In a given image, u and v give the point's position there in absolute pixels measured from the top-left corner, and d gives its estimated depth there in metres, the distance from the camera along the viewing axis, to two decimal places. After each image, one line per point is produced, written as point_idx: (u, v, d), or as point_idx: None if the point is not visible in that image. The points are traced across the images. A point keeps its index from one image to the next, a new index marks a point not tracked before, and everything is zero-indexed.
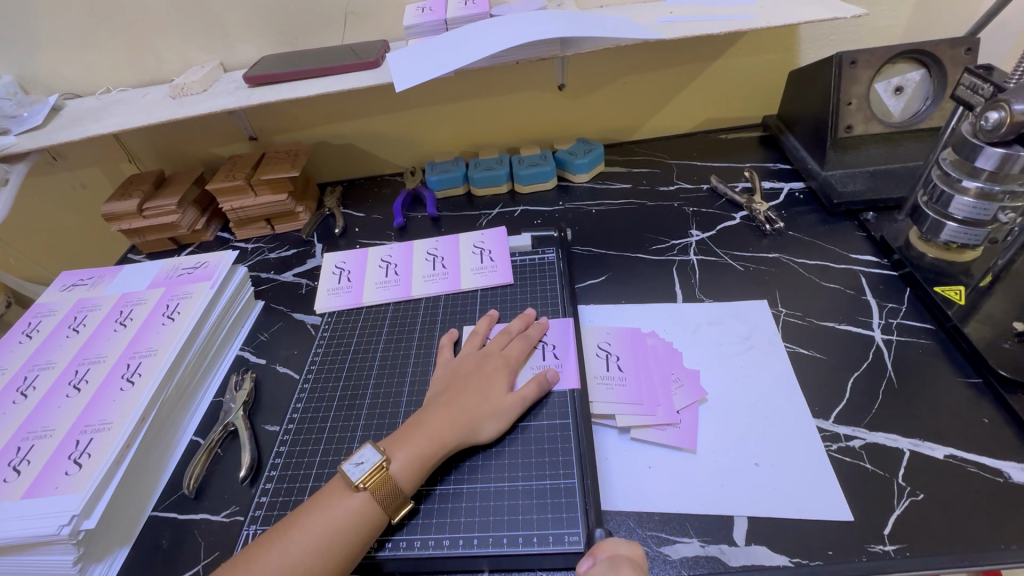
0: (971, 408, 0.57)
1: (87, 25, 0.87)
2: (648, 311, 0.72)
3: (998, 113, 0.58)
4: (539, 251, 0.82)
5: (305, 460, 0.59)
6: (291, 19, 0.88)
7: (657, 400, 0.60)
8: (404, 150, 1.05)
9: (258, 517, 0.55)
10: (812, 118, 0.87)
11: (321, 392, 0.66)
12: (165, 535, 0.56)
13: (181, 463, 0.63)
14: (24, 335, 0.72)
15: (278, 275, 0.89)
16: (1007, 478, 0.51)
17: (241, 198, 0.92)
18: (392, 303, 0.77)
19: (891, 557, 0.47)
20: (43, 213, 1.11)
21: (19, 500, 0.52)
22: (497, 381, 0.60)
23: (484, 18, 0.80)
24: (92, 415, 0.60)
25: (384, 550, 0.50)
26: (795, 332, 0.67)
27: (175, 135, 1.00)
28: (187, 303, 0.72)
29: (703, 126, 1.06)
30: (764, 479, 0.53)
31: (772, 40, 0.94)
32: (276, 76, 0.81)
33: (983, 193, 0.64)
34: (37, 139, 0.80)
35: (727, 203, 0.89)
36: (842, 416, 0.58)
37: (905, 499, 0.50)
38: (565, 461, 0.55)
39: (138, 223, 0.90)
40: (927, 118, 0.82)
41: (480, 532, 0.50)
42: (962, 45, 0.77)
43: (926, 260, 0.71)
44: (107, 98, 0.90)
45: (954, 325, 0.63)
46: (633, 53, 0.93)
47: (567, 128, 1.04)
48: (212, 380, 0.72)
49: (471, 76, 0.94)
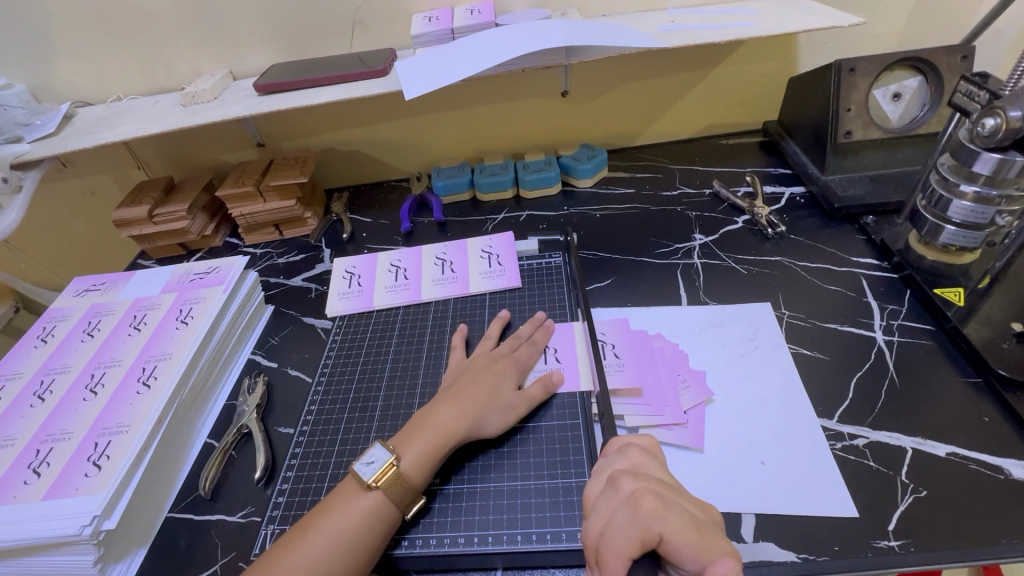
0: (972, 406, 0.58)
1: (100, 34, 0.88)
2: (654, 314, 0.74)
3: (994, 120, 0.59)
4: (546, 256, 0.84)
5: (320, 461, 0.60)
6: (300, 28, 0.89)
7: (665, 400, 0.61)
8: (410, 156, 1.07)
9: (275, 517, 0.56)
10: (812, 125, 0.89)
11: (334, 394, 0.68)
12: (182, 536, 0.57)
13: (196, 465, 0.64)
14: (39, 340, 0.73)
15: (287, 279, 0.90)
16: (1007, 475, 0.52)
17: (251, 204, 0.93)
18: (403, 306, 0.79)
19: (895, 552, 0.48)
20: (53, 220, 1.12)
21: (40, 501, 0.53)
22: (506, 379, 0.61)
23: (490, 27, 0.81)
24: (110, 418, 0.61)
25: (400, 548, 0.51)
26: (798, 334, 0.69)
27: (184, 141, 1.01)
28: (200, 308, 0.73)
29: (705, 131, 1.08)
30: (770, 478, 0.54)
31: (772, 47, 0.96)
32: (284, 85, 0.82)
33: (981, 197, 0.66)
34: (51, 147, 0.81)
35: (729, 207, 0.91)
36: (845, 415, 0.59)
37: (908, 496, 0.52)
38: (576, 460, 0.56)
39: (149, 229, 0.92)
40: (925, 124, 0.83)
41: (495, 530, 0.52)
42: (958, 52, 0.78)
43: (926, 262, 0.72)
44: (119, 106, 0.91)
45: (954, 326, 0.64)
46: (635, 60, 0.95)
47: (571, 134, 1.06)
48: (225, 383, 0.73)
49: (476, 83, 0.96)
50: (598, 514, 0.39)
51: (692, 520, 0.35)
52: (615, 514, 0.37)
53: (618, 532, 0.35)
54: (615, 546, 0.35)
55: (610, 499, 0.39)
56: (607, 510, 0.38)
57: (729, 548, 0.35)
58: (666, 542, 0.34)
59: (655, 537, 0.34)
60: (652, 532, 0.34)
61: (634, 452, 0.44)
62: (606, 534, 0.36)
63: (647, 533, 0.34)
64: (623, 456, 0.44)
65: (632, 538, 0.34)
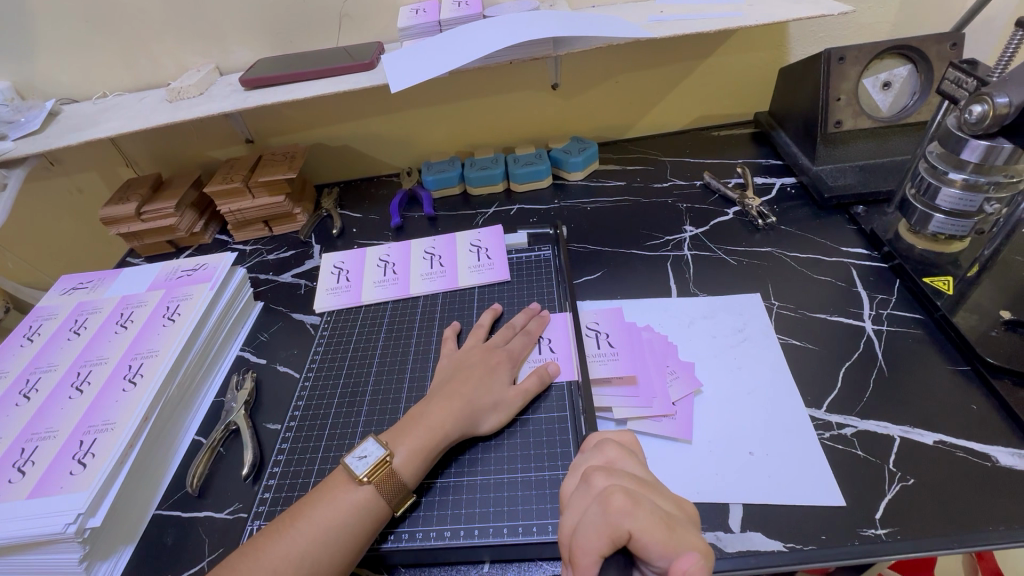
0: (960, 394, 0.58)
1: (83, 30, 0.87)
2: (645, 305, 0.73)
3: (982, 107, 0.58)
4: (535, 249, 0.83)
5: (307, 456, 0.60)
6: (286, 22, 0.88)
7: (654, 391, 0.61)
8: (400, 150, 1.06)
9: (262, 512, 0.56)
10: (802, 115, 0.88)
11: (321, 390, 0.67)
12: (169, 533, 0.57)
13: (184, 462, 0.64)
14: (25, 339, 0.73)
15: (276, 276, 0.90)
16: (995, 462, 0.52)
17: (239, 200, 0.93)
18: (391, 301, 0.78)
19: (882, 540, 0.48)
20: (43, 219, 1.12)
21: (24, 500, 0.53)
22: (499, 374, 0.61)
23: (477, 19, 0.81)
24: (96, 416, 0.60)
25: (388, 542, 0.51)
26: (787, 324, 0.68)
27: (171, 138, 1.01)
28: (187, 305, 0.73)
29: (696, 123, 1.07)
30: (758, 468, 0.54)
31: (761, 37, 0.95)
32: (271, 79, 0.82)
33: (969, 185, 0.66)
34: (35, 144, 0.81)
35: (720, 199, 0.91)
36: (834, 405, 0.59)
37: (895, 484, 0.52)
38: (563, 452, 0.56)
39: (137, 227, 0.91)
40: (915, 113, 0.83)
41: (481, 523, 0.51)
42: (947, 40, 0.78)
43: (916, 251, 0.72)
44: (105, 102, 0.91)
45: (943, 314, 0.64)
46: (625, 52, 0.95)
47: (562, 127, 1.05)
48: (212, 380, 0.72)
49: (466, 76, 0.95)
50: (572, 510, 0.38)
51: (663, 517, 0.35)
52: (587, 511, 0.36)
53: (589, 529, 0.35)
54: (586, 544, 0.34)
55: (583, 496, 0.38)
56: (580, 506, 0.38)
57: (700, 544, 0.34)
58: (635, 540, 0.33)
59: (624, 535, 0.34)
60: (621, 529, 0.34)
61: (611, 448, 0.44)
62: (578, 531, 0.36)
63: (617, 531, 0.34)
64: (599, 453, 0.44)
65: (602, 536, 0.34)
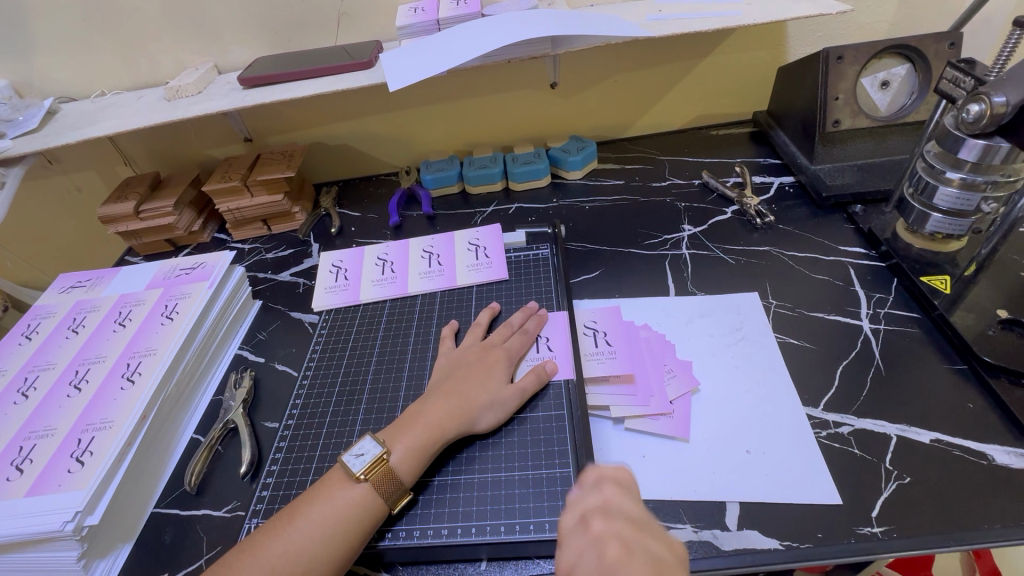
0: (957, 392, 0.58)
1: (81, 28, 0.87)
2: (642, 304, 0.74)
3: (979, 106, 0.58)
4: (534, 248, 0.83)
5: (305, 455, 0.60)
6: (285, 21, 0.88)
7: (651, 390, 0.61)
8: (399, 149, 1.06)
9: (259, 510, 0.56)
10: (801, 114, 0.88)
11: (319, 388, 0.67)
12: (167, 531, 0.57)
13: (183, 460, 0.64)
14: (23, 337, 0.73)
15: (275, 275, 0.90)
16: (990, 461, 0.52)
17: (238, 199, 0.93)
18: (389, 300, 0.78)
19: (878, 538, 0.48)
20: (41, 217, 1.12)
21: (22, 498, 0.53)
22: (497, 372, 0.61)
23: (475, 17, 0.81)
24: (94, 415, 0.60)
25: (385, 540, 0.51)
26: (785, 323, 0.68)
27: (170, 137, 1.01)
28: (186, 303, 0.73)
29: (694, 122, 1.07)
30: (755, 467, 0.54)
31: (760, 37, 0.95)
32: (270, 78, 0.82)
33: (966, 184, 0.66)
34: (33, 142, 0.81)
35: (719, 198, 0.91)
36: (831, 403, 0.59)
37: (892, 482, 0.52)
38: (560, 451, 0.56)
39: (135, 225, 0.91)
40: (913, 112, 0.83)
41: (478, 521, 0.51)
42: (945, 39, 0.78)
43: (913, 251, 0.72)
44: (104, 101, 0.91)
45: (940, 314, 0.64)
46: (623, 52, 0.95)
47: (561, 126, 1.05)
48: (211, 378, 0.72)
49: (465, 75, 0.95)
50: (569, 550, 0.40)
51: (655, 568, 0.36)
52: (584, 558, 0.38)
53: None
54: None
55: (581, 539, 0.40)
56: (577, 549, 0.39)
57: None
58: None
59: None
60: None
61: (608, 488, 0.44)
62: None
63: None
64: (596, 492, 0.44)
65: None
